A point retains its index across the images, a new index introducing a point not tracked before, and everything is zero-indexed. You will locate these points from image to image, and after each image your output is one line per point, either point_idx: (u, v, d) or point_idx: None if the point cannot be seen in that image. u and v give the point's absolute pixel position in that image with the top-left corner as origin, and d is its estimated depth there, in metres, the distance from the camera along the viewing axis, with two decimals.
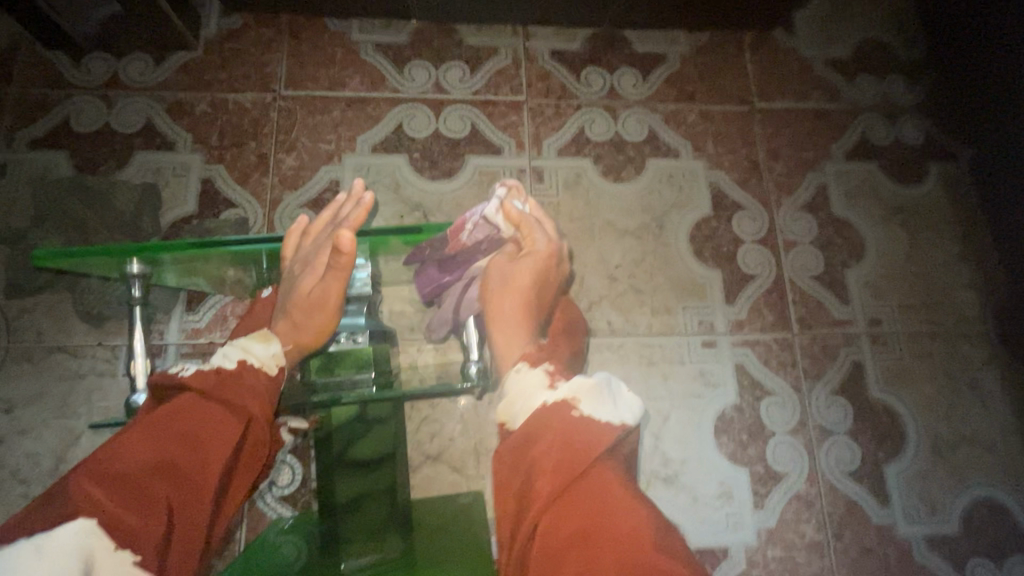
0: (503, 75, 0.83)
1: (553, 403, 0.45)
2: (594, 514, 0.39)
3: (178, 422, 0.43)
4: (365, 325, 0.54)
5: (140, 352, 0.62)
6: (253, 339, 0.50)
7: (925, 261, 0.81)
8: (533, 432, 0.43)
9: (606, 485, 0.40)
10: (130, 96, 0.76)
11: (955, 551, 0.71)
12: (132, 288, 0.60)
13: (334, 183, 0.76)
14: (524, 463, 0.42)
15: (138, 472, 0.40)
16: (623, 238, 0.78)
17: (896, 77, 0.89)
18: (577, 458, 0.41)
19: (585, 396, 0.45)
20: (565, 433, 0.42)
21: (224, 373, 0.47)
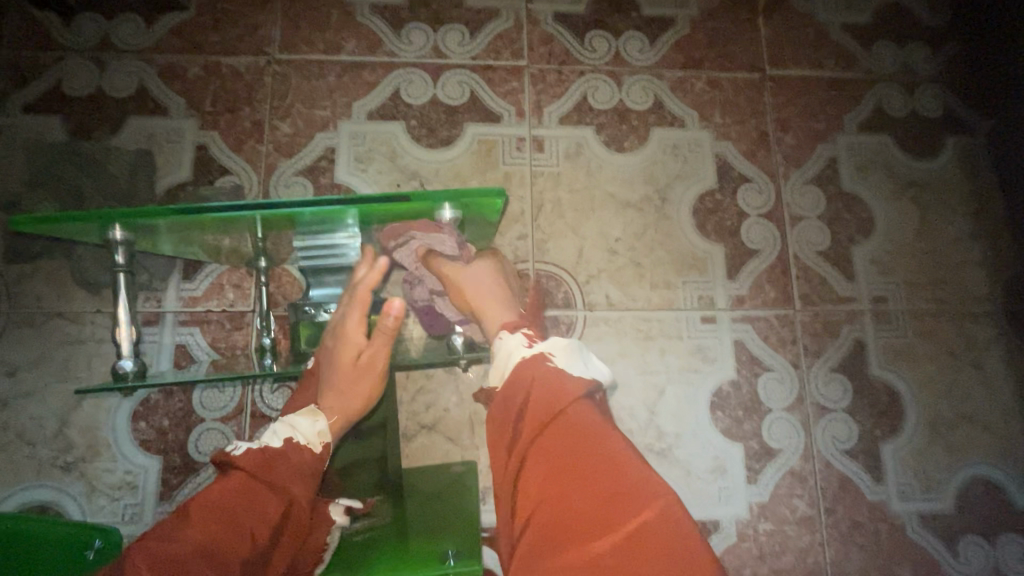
0: (504, 40, 0.80)
1: (535, 357, 0.51)
2: (574, 440, 0.44)
3: (228, 499, 0.45)
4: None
5: (124, 320, 0.58)
6: (300, 415, 0.53)
7: (936, 238, 0.79)
8: (519, 381, 0.50)
9: (586, 423, 0.46)
10: (121, 59, 0.74)
11: (947, 528, 0.71)
12: (116, 255, 0.56)
13: (329, 151, 0.74)
14: (511, 403, 0.49)
15: (186, 551, 0.41)
16: (624, 210, 0.76)
17: (917, 44, 0.84)
18: (557, 397, 0.47)
19: (558, 351, 0.52)
20: (544, 377, 0.49)
21: (269, 454, 0.50)
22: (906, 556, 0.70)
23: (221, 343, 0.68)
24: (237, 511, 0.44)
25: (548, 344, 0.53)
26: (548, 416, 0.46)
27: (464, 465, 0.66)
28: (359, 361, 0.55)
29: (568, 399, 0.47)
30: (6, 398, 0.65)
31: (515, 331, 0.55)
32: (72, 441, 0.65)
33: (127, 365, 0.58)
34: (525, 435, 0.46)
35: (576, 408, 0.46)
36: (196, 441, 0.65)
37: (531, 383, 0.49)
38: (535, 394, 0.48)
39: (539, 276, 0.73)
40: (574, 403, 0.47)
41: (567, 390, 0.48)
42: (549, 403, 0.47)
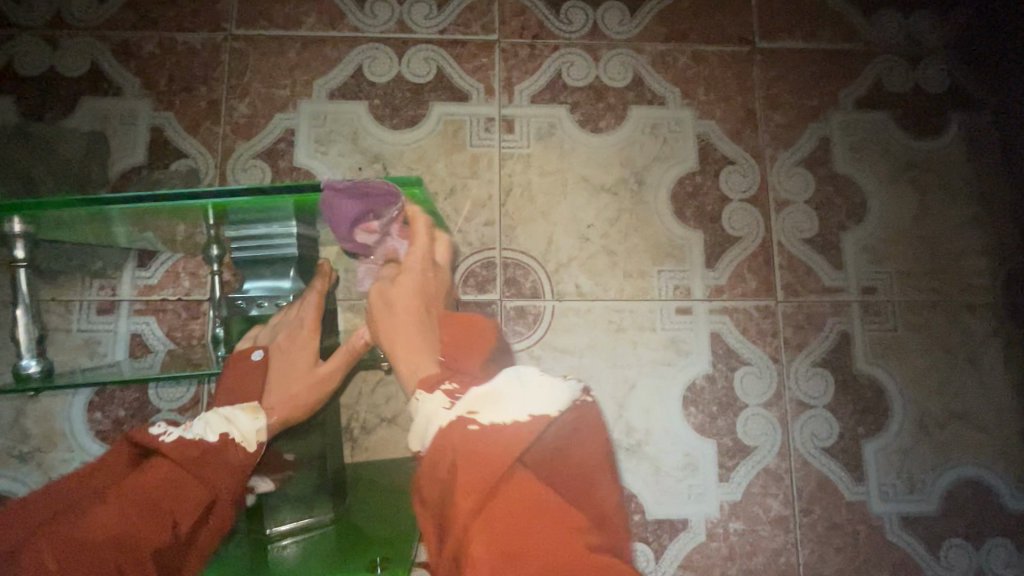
0: (474, 12, 0.75)
1: (453, 423, 0.45)
2: (517, 514, 0.40)
3: (150, 490, 0.46)
4: (288, 287, 0.55)
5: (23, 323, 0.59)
6: (239, 411, 0.51)
7: (934, 224, 0.74)
8: (445, 451, 0.44)
9: (527, 490, 0.41)
10: (74, 37, 0.72)
11: (930, 531, 0.68)
12: (14, 249, 0.54)
13: (288, 133, 0.71)
14: (439, 471, 0.44)
15: (98, 535, 0.43)
16: (597, 195, 0.72)
17: (924, 12, 0.78)
18: (492, 463, 0.42)
19: (479, 404, 0.46)
20: (471, 441, 0.44)
21: (197, 451, 0.48)
22: (884, 559, 0.67)
23: (177, 333, 0.67)
24: (153, 502, 0.45)
25: (470, 400, 0.46)
26: (484, 489, 0.41)
27: None
28: (312, 355, 0.54)
29: (502, 470, 0.42)
30: None
31: (436, 389, 0.47)
32: (28, 430, 0.64)
33: (30, 368, 0.59)
34: (458, 517, 0.41)
35: (515, 478, 0.42)
36: None
37: (457, 460, 0.43)
38: (465, 470, 0.42)
39: (506, 264, 0.70)
40: (511, 468, 0.42)
41: (498, 456, 0.42)
42: (483, 480, 0.41)
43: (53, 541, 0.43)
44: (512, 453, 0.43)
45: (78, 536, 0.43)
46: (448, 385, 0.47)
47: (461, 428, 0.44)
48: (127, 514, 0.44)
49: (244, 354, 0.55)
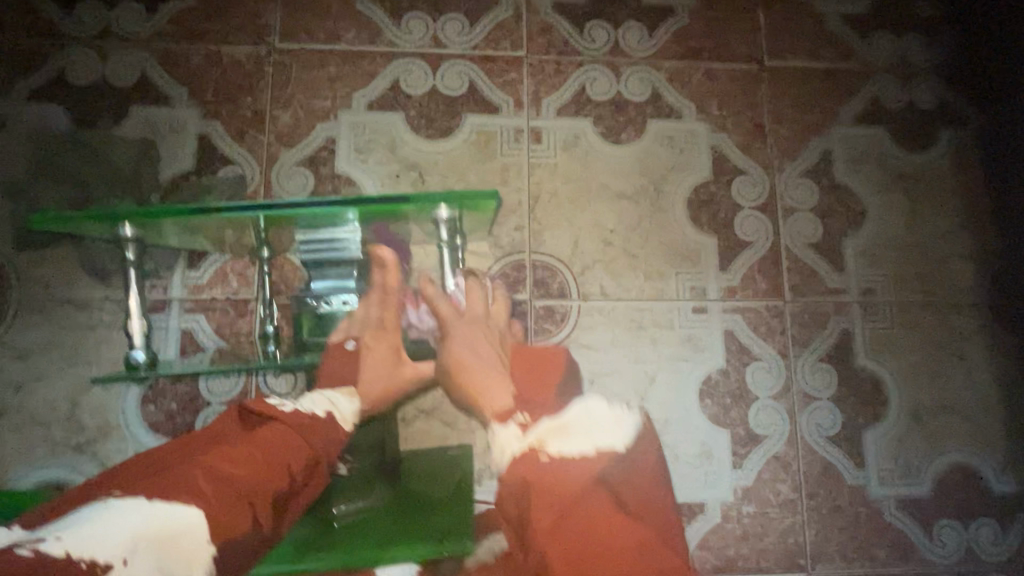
0: (503, 29, 0.80)
1: (526, 453, 0.57)
2: (587, 530, 0.53)
3: (271, 447, 0.56)
4: (353, 287, 0.62)
5: (135, 310, 0.67)
6: (339, 393, 0.61)
7: (926, 231, 0.80)
8: (517, 480, 0.57)
9: (594, 510, 0.54)
10: (123, 48, 0.75)
11: (924, 512, 0.74)
12: (127, 251, 0.66)
13: (330, 142, 0.75)
14: (518, 492, 0.57)
15: (234, 479, 0.53)
16: (618, 202, 0.78)
17: (917, 35, 0.84)
18: (567, 492, 0.54)
19: (550, 436, 0.58)
20: (544, 472, 0.56)
21: (307, 421, 0.59)
22: (882, 539, 0.73)
23: (225, 330, 0.70)
24: (271, 455, 0.55)
25: (540, 431, 0.58)
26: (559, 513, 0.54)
27: (461, 449, 0.64)
28: (394, 355, 0.62)
29: (569, 497, 0.54)
30: (19, 381, 0.68)
31: (509, 421, 0.60)
32: (83, 423, 0.67)
33: (138, 356, 0.67)
34: (539, 531, 0.54)
35: (582, 503, 0.54)
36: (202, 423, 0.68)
37: (529, 483, 0.56)
38: (535, 495, 0.55)
39: (535, 266, 0.75)
40: (581, 494, 0.54)
41: (569, 485, 0.55)
42: (556, 503, 0.54)
43: (196, 470, 0.54)
44: (580, 485, 0.55)
45: (218, 468, 0.54)
46: (521, 418, 0.60)
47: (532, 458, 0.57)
48: (255, 456, 0.55)
49: (334, 343, 0.62)
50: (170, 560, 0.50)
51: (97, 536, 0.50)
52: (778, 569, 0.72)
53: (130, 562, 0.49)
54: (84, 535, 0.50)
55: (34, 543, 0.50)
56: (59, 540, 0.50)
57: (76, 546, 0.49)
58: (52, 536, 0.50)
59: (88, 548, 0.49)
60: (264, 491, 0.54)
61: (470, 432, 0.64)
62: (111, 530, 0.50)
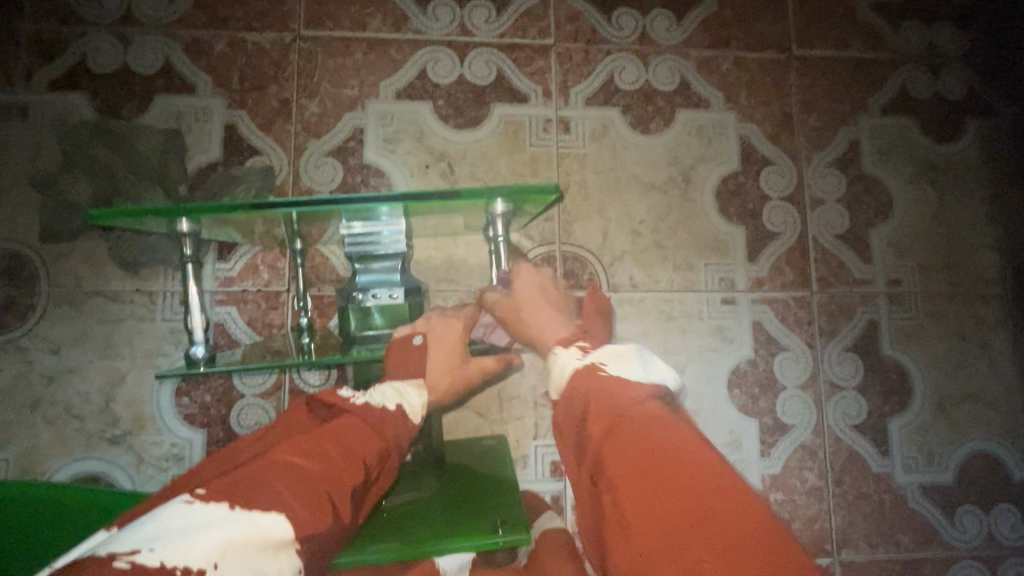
0: (530, 17, 0.79)
1: (587, 367, 0.52)
2: (649, 439, 0.43)
3: (349, 438, 0.48)
4: (400, 281, 0.60)
5: (194, 309, 0.63)
6: (409, 384, 0.56)
7: (953, 222, 0.81)
8: (573, 396, 0.50)
9: (654, 420, 0.45)
10: (145, 35, 0.73)
11: (946, 498, 0.76)
12: (184, 246, 0.59)
13: (357, 131, 0.74)
14: (572, 409, 0.50)
15: (317, 473, 0.45)
16: (647, 192, 0.77)
17: (946, 24, 0.84)
18: (621, 399, 0.47)
19: (611, 359, 0.52)
20: (598, 382, 0.49)
21: (378, 414, 0.52)
22: (906, 524, 0.75)
23: (258, 322, 0.70)
24: (351, 446, 0.48)
25: (601, 354, 0.53)
26: (614, 421, 0.45)
27: (494, 439, 0.67)
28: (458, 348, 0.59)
29: (626, 404, 0.46)
30: (51, 374, 0.68)
31: (570, 346, 0.56)
32: (118, 415, 0.67)
33: (198, 352, 0.61)
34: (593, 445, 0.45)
35: (640, 408, 0.46)
36: (237, 415, 0.68)
37: (588, 395, 0.49)
38: (592, 404, 0.47)
39: (565, 257, 0.75)
40: (639, 402, 0.46)
41: (624, 394, 0.47)
42: (610, 411, 0.46)
43: (273, 458, 0.45)
44: (639, 393, 0.47)
45: (296, 458, 0.45)
46: (581, 343, 0.56)
47: (593, 372, 0.50)
48: (331, 447, 0.47)
49: (400, 337, 0.58)
50: (265, 561, 0.39)
51: (187, 538, 0.38)
52: (804, 554, 0.73)
53: (221, 566, 0.37)
54: (179, 541, 0.37)
55: (126, 554, 0.37)
56: (150, 551, 0.37)
57: (171, 552, 0.37)
58: (142, 548, 0.37)
59: (183, 553, 0.37)
60: (343, 483, 0.46)
61: (504, 423, 0.68)
62: (200, 536, 0.38)
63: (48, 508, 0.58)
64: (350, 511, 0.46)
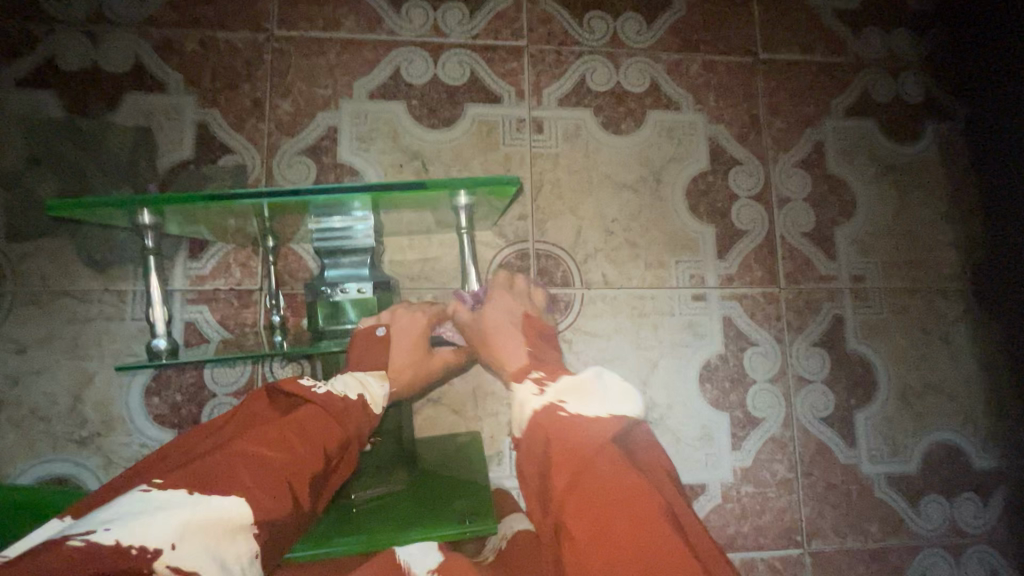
0: (503, 19, 0.80)
1: (547, 407, 0.52)
2: (610, 476, 0.44)
3: (307, 425, 0.48)
4: (369, 275, 0.60)
5: (156, 300, 0.61)
6: (370, 375, 0.56)
7: (914, 220, 0.83)
8: (535, 443, 0.50)
9: (612, 468, 0.45)
10: (115, 34, 0.73)
11: (911, 488, 0.78)
12: (145, 240, 0.58)
13: (331, 131, 0.75)
14: (539, 458, 0.49)
15: (274, 459, 0.45)
16: (619, 192, 0.79)
17: (904, 30, 0.87)
18: (584, 445, 0.47)
19: (569, 395, 0.52)
20: (562, 420, 0.50)
21: (339, 401, 0.52)
22: (873, 514, 0.77)
23: (229, 321, 0.69)
24: (310, 431, 0.48)
25: (558, 390, 0.53)
26: (575, 467, 0.45)
27: (470, 435, 0.67)
28: (421, 341, 0.60)
29: (590, 452, 0.46)
30: (16, 375, 0.66)
31: (526, 378, 0.56)
32: (86, 416, 0.66)
33: (160, 345, 0.59)
34: (555, 495, 0.45)
35: (598, 464, 0.45)
36: (208, 414, 0.68)
37: (548, 438, 0.49)
38: (556, 452, 0.47)
39: (538, 255, 0.76)
40: (598, 453, 0.46)
41: (586, 444, 0.47)
42: (573, 458, 0.46)
43: (234, 448, 0.45)
44: (600, 439, 0.47)
45: (255, 448, 0.45)
46: (536, 375, 0.56)
47: (552, 414, 0.51)
48: (291, 432, 0.47)
49: (362, 329, 0.58)
50: (224, 543, 0.40)
51: (145, 518, 0.38)
52: (776, 545, 0.75)
53: (179, 546, 0.38)
54: (137, 522, 0.38)
55: (84, 534, 0.37)
56: (106, 531, 0.38)
57: (127, 532, 0.37)
58: (98, 528, 0.38)
59: (140, 534, 0.37)
60: (302, 469, 0.46)
61: (478, 420, 0.68)
62: (161, 516, 0.39)
63: (10, 511, 0.57)
64: (310, 499, 0.47)
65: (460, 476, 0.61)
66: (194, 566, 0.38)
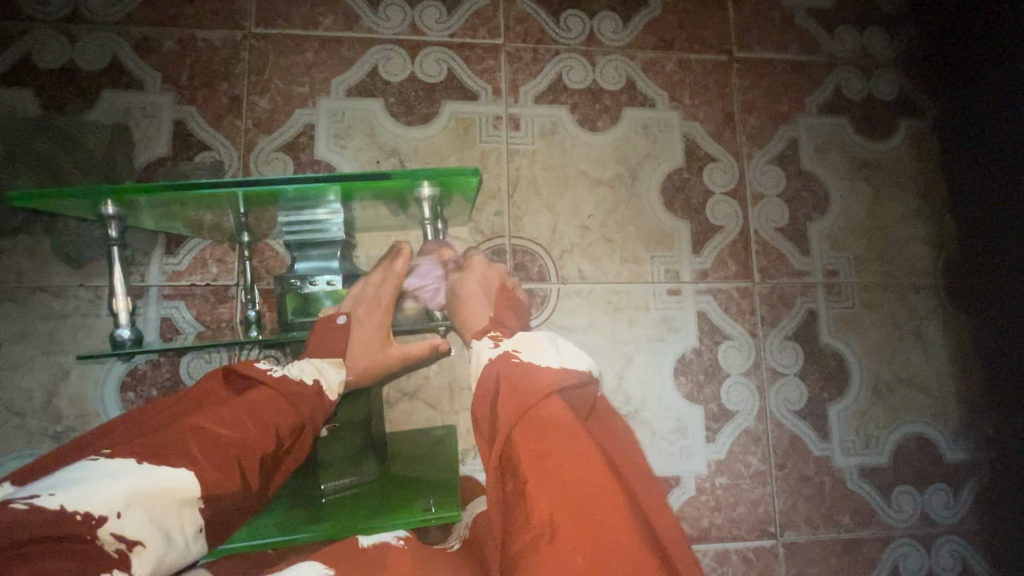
0: (480, 18, 0.81)
1: (502, 354, 0.59)
2: (554, 426, 0.49)
3: (261, 409, 0.51)
4: (340, 268, 0.60)
5: (120, 291, 0.60)
6: (329, 363, 0.56)
7: (885, 215, 0.85)
8: (489, 380, 0.57)
9: (555, 413, 0.50)
10: (93, 31, 0.74)
11: (883, 479, 0.79)
12: (110, 230, 0.58)
13: (308, 128, 0.75)
14: (489, 398, 0.56)
15: (225, 437, 0.47)
16: (595, 188, 0.80)
17: (876, 29, 0.88)
18: (533, 393, 0.52)
19: (524, 347, 0.60)
20: (515, 372, 0.56)
21: (296, 389, 0.53)
22: (846, 505, 0.78)
23: (206, 316, 0.70)
24: (265, 414, 0.50)
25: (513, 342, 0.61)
26: (523, 406, 0.51)
27: (445, 429, 0.68)
28: (383, 332, 0.60)
29: (535, 397, 0.52)
30: None
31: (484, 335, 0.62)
32: (61, 411, 0.67)
33: (124, 334, 0.59)
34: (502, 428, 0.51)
35: (541, 406, 0.51)
36: None
37: (503, 380, 0.56)
38: (507, 391, 0.54)
39: (515, 251, 0.77)
40: (543, 399, 0.51)
41: (533, 391, 0.52)
42: (521, 400, 0.52)
43: (189, 424, 0.47)
44: (547, 386, 0.53)
45: (209, 425, 0.47)
46: (494, 334, 0.62)
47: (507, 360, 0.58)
48: (245, 414, 0.50)
49: (326, 318, 0.59)
50: (167, 516, 0.42)
51: (91, 485, 0.40)
52: (749, 537, 0.75)
53: (124, 515, 0.40)
54: (85, 487, 0.40)
55: (26, 499, 0.39)
56: (51, 496, 0.39)
57: (71, 497, 0.39)
58: (43, 493, 0.39)
59: (83, 500, 0.39)
60: (252, 450, 0.48)
61: (455, 413, 0.68)
62: (106, 483, 0.40)
63: None
64: (257, 478, 0.49)
65: (430, 474, 0.61)
66: (139, 536, 0.40)
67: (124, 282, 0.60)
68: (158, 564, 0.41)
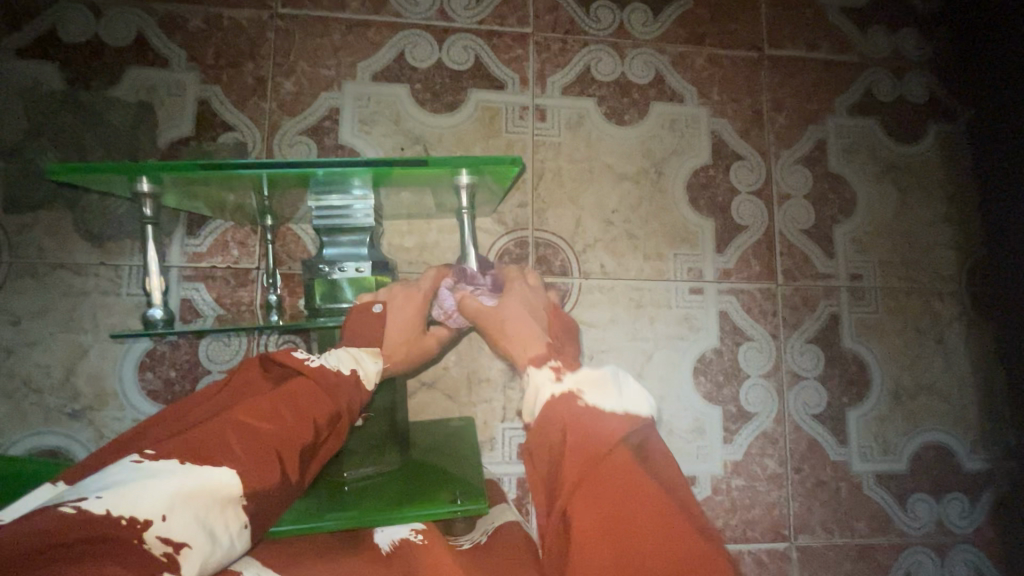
0: (509, 5, 0.79)
1: (565, 395, 0.48)
2: (625, 491, 0.41)
3: (300, 398, 0.49)
4: (367, 255, 0.59)
5: (154, 269, 0.59)
6: (366, 352, 0.55)
7: (912, 220, 0.84)
8: (547, 424, 0.47)
9: (630, 474, 0.42)
10: (119, 6, 0.72)
11: (900, 486, 0.78)
12: (143, 208, 0.57)
13: (334, 112, 0.74)
14: (546, 442, 0.46)
15: (265, 433, 0.46)
16: (621, 182, 0.79)
17: (910, 30, 0.87)
18: (595, 442, 0.44)
19: (589, 387, 0.49)
20: (574, 415, 0.46)
21: (332, 380, 0.52)
22: (861, 511, 0.77)
23: (226, 299, 0.69)
24: (301, 403, 0.49)
25: (578, 379, 0.49)
26: (591, 460, 0.43)
27: (463, 420, 0.68)
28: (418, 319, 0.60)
29: (604, 448, 0.43)
30: (11, 346, 0.66)
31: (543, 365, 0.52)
32: (79, 389, 0.66)
33: (156, 314, 0.58)
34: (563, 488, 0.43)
35: (609, 461, 0.42)
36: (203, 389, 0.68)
37: (565, 428, 0.45)
38: (569, 443, 0.44)
39: (537, 244, 0.76)
40: (610, 452, 0.43)
41: (601, 440, 0.44)
42: (587, 454, 0.43)
43: (231, 417, 0.46)
44: (614, 433, 0.44)
45: (249, 419, 0.46)
46: (554, 363, 0.52)
47: (570, 404, 0.47)
48: (284, 405, 0.48)
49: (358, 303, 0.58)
50: (212, 514, 0.41)
51: (136, 487, 0.39)
52: (763, 539, 0.75)
53: (169, 517, 0.39)
54: (127, 491, 0.38)
55: (74, 501, 0.38)
56: (99, 499, 0.38)
57: (118, 502, 0.38)
58: (90, 496, 0.38)
59: (129, 505, 0.38)
60: (292, 442, 0.47)
61: (473, 405, 0.70)
62: (154, 485, 0.39)
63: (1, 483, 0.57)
64: (298, 472, 0.47)
65: (455, 469, 0.59)
66: (184, 538, 0.39)
67: (157, 260, 0.58)
68: (205, 565, 0.40)
